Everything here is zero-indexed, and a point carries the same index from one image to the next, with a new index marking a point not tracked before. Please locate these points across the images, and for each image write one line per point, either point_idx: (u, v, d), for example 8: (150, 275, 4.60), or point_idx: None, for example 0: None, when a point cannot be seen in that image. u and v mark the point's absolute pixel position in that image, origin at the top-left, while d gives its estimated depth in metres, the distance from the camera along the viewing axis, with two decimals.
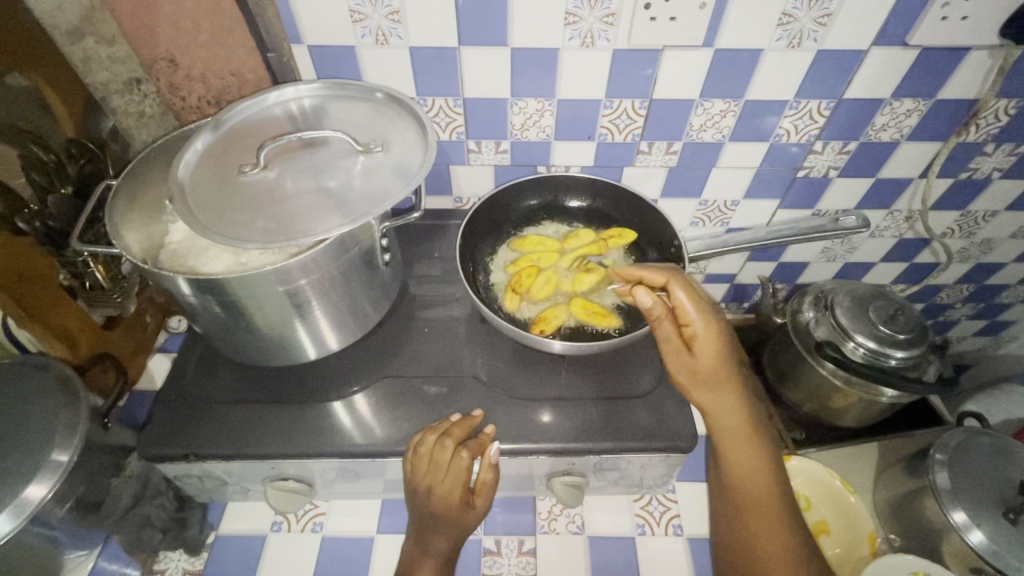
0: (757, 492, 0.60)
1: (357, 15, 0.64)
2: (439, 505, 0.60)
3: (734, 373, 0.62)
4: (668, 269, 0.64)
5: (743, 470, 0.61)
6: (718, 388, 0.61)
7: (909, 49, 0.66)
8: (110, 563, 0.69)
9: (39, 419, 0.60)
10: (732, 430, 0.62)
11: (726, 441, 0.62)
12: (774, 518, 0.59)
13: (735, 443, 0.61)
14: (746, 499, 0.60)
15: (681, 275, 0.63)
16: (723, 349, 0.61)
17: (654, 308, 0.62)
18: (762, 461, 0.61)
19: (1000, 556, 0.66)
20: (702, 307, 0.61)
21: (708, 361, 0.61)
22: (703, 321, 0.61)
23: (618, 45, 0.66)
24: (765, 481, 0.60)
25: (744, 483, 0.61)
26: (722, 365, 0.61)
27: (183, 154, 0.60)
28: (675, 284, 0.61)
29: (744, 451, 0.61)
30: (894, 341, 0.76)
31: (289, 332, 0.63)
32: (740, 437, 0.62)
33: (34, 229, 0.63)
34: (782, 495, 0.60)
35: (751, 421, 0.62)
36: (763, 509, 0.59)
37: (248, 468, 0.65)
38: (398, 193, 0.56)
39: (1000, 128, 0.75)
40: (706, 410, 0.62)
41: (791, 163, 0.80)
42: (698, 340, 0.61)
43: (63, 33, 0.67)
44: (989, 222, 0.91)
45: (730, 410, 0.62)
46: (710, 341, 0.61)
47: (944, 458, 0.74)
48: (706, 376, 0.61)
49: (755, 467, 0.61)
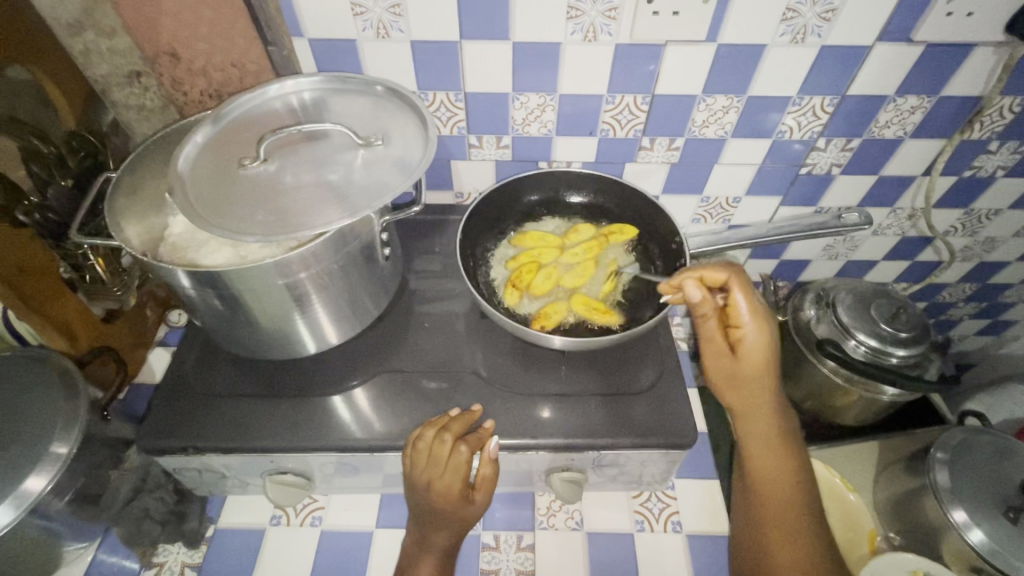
0: (781, 499, 0.59)
1: (357, 8, 0.64)
2: (438, 501, 0.60)
3: (774, 381, 0.62)
4: (729, 269, 0.62)
5: (769, 476, 0.60)
6: (753, 393, 0.61)
7: (914, 45, 0.65)
8: (110, 555, 0.70)
9: (39, 410, 0.60)
10: (763, 436, 0.61)
11: (756, 446, 0.61)
12: (796, 524, 0.58)
13: (765, 448, 0.61)
14: (770, 505, 0.59)
15: (744, 276, 0.61)
16: (766, 358, 0.61)
17: (703, 305, 0.61)
18: (791, 470, 0.60)
19: (999, 555, 0.66)
20: (757, 315, 0.60)
21: (749, 367, 0.61)
22: (756, 328, 0.60)
23: (620, 39, 0.66)
24: (790, 491, 0.59)
25: (767, 489, 0.60)
26: (763, 373, 0.61)
27: (183, 147, 0.59)
28: (733, 285, 0.60)
29: (773, 458, 0.60)
30: (896, 339, 0.76)
31: (290, 327, 0.63)
32: (771, 442, 0.61)
33: (33, 221, 0.64)
34: (807, 505, 0.59)
35: (783, 429, 0.62)
36: (786, 516, 0.58)
37: (248, 461, 0.65)
38: (398, 187, 0.56)
39: (1005, 125, 0.75)
40: (739, 413, 0.62)
41: (793, 159, 0.80)
42: (745, 346, 0.60)
43: (63, 25, 0.65)
44: (992, 220, 0.90)
45: (763, 416, 0.61)
46: (757, 347, 0.60)
47: (944, 457, 0.74)
48: (744, 380, 0.61)
49: (782, 475, 0.60)
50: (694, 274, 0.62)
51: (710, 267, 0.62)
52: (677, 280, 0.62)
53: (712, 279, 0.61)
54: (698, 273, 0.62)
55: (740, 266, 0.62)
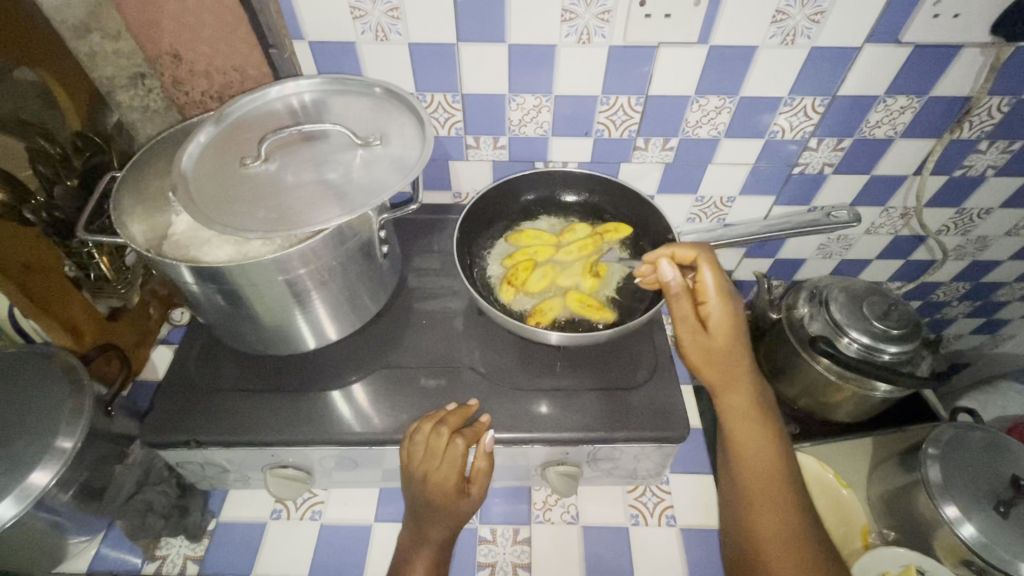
0: (762, 471, 0.61)
1: (357, 12, 0.65)
2: (434, 494, 0.61)
3: (747, 355, 0.64)
4: (698, 247, 0.65)
5: (749, 451, 0.62)
6: (730, 369, 0.63)
7: (902, 46, 0.67)
8: (112, 550, 0.71)
9: (45, 406, 0.61)
10: (741, 410, 0.63)
11: (735, 420, 0.63)
12: (777, 494, 0.59)
13: (744, 422, 0.63)
14: (752, 480, 0.61)
15: (711, 256, 0.65)
16: (736, 332, 0.63)
17: (675, 284, 0.62)
18: (770, 441, 0.62)
19: (991, 549, 0.67)
20: (724, 290, 0.63)
21: (721, 341, 0.63)
22: (722, 303, 0.63)
23: (614, 41, 0.67)
24: (770, 465, 0.61)
25: (749, 464, 0.61)
26: (735, 347, 0.63)
27: (186, 147, 0.61)
28: (703, 262, 0.63)
29: (753, 432, 0.62)
30: (888, 336, 0.77)
31: (289, 323, 0.64)
32: (749, 414, 0.63)
33: (41, 219, 0.67)
34: (787, 477, 0.61)
35: (760, 404, 0.64)
36: (768, 490, 0.60)
37: (249, 455, 0.67)
38: (396, 185, 0.57)
39: (994, 124, 0.76)
40: (717, 387, 0.64)
41: (786, 159, 0.81)
42: (713, 321, 0.63)
43: (70, 28, 0.68)
44: (984, 219, 0.91)
45: (740, 389, 0.63)
46: (726, 322, 0.63)
47: (937, 453, 0.75)
48: (717, 355, 0.63)
49: (762, 450, 0.61)
50: (666, 251, 0.65)
51: (680, 246, 0.65)
52: (651, 260, 0.65)
53: (683, 256, 0.65)
54: (670, 251, 0.65)
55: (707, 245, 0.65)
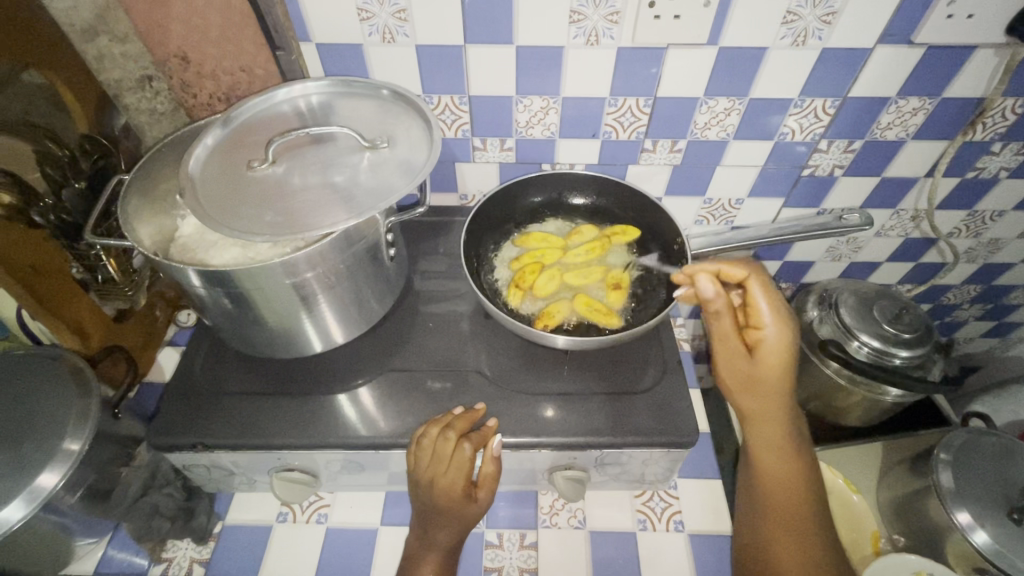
0: (788, 500, 0.60)
1: (364, 13, 0.65)
2: (443, 498, 0.61)
3: (789, 387, 0.62)
4: (749, 268, 0.64)
5: (776, 479, 0.61)
6: (769, 397, 0.62)
7: (915, 47, 0.66)
8: (119, 551, 0.72)
9: (52, 408, 0.61)
10: (775, 439, 0.61)
11: (764, 448, 0.62)
12: (800, 526, 0.58)
13: (777, 451, 0.61)
14: (776, 509, 0.60)
15: (762, 278, 0.64)
16: (784, 363, 0.61)
17: (716, 301, 0.61)
18: (798, 472, 0.61)
19: (1005, 556, 0.65)
20: (778, 316, 0.62)
21: (766, 369, 0.61)
22: (776, 330, 0.62)
23: (623, 42, 0.67)
24: (796, 496, 0.60)
25: (776, 491, 0.60)
26: (780, 378, 0.61)
27: (192, 149, 0.61)
28: (752, 282, 0.63)
29: (781, 458, 0.61)
30: (899, 340, 0.76)
31: (296, 326, 0.64)
32: (782, 444, 0.61)
33: (48, 222, 0.66)
34: (812, 508, 0.60)
35: (794, 434, 0.62)
36: (793, 519, 0.59)
37: (255, 459, 0.67)
38: (404, 188, 0.57)
39: (1007, 126, 0.75)
40: (751, 415, 0.62)
41: (796, 161, 0.80)
42: (765, 346, 0.61)
43: (78, 31, 0.68)
44: (996, 222, 0.90)
45: (775, 421, 0.62)
46: (776, 350, 0.61)
47: (948, 458, 0.74)
48: (759, 384, 0.62)
49: (789, 477, 0.60)
50: (714, 267, 0.65)
51: (730, 264, 0.65)
52: (692, 273, 0.63)
53: (730, 275, 0.64)
54: (718, 267, 0.65)
55: (759, 268, 0.65)
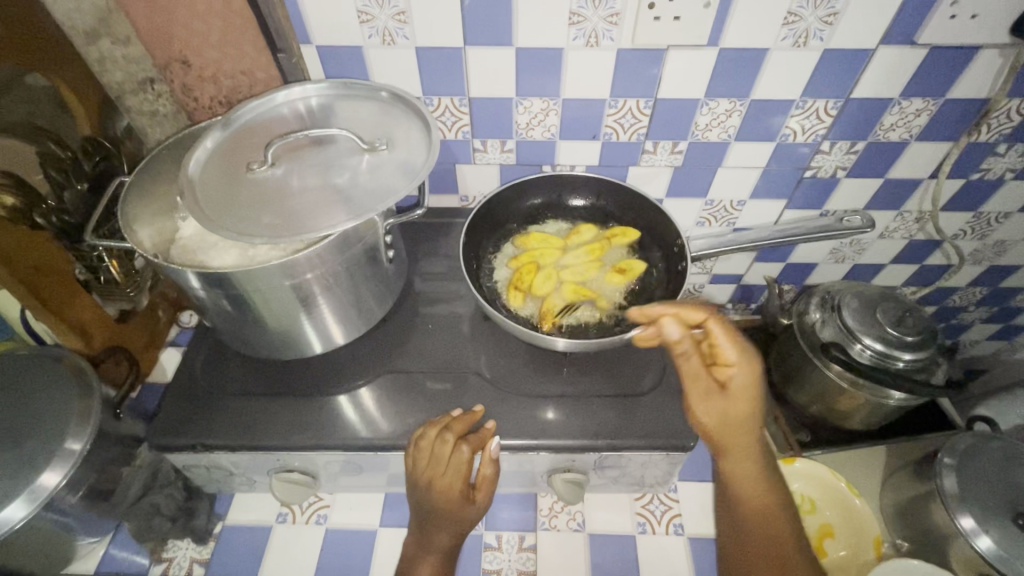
0: (771, 535, 0.59)
1: (364, 16, 0.65)
2: (439, 499, 0.60)
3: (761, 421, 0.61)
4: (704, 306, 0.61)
5: (760, 517, 0.60)
6: (742, 435, 0.60)
7: (918, 48, 0.65)
8: (121, 550, 0.72)
9: (54, 408, 0.62)
10: (750, 474, 0.60)
11: (740, 484, 0.61)
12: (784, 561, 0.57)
13: (752, 485, 0.60)
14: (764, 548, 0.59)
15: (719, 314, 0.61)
16: (757, 397, 0.59)
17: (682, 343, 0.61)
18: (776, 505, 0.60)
19: (1008, 561, 0.65)
20: (744, 351, 0.59)
21: (737, 407, 0.59)
22: (743, 366, 0.59)
23: (622, 44, 0.66)
24: (780, 529, 0.59)
25: (757, 525, 0.60)
26: (752, 414, 0.59)
27: (193, 152, 0.61)
28: (712, 322, 0.60)
29: (757, 492, 0.60)
30: (902, 343, 0.76)
31: (295, 327, 0.64)
32: (755, 477, 0.61)
33: (51, 224, 0.67)
34: (794, 542, 0.59)
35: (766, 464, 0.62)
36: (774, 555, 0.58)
37: (254, 459, 0.67)
38: (402, 189, 0.57)
39: (1012, 128, 0.74)
40: (727, 454, 0.61)
41: (798, 162, 0.80)
42: (734, 384, 0.59)
43: (81, 34, 0.68)
44: (1002, 223, 0.89)
45: (750, 456, 0.60)
46: (747, 386, 0.59)
47: (953, 463, 0.73)
48: (734, 422, 0.59)
49: (767, 509, 0.60)
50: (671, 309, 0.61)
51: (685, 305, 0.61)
52: (653, 315, 0.60)
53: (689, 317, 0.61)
54: (675, 309, 0.60)
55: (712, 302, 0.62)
